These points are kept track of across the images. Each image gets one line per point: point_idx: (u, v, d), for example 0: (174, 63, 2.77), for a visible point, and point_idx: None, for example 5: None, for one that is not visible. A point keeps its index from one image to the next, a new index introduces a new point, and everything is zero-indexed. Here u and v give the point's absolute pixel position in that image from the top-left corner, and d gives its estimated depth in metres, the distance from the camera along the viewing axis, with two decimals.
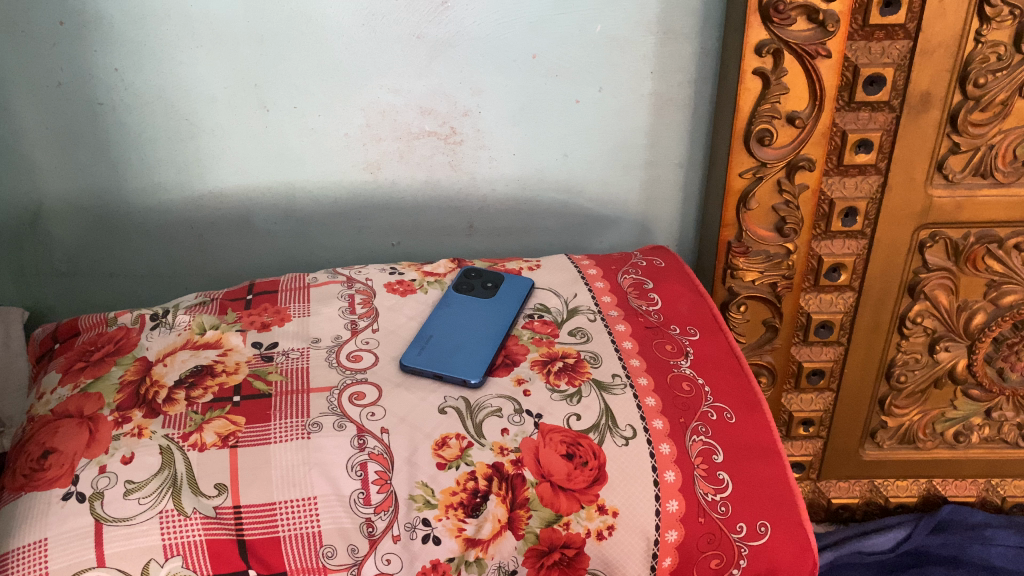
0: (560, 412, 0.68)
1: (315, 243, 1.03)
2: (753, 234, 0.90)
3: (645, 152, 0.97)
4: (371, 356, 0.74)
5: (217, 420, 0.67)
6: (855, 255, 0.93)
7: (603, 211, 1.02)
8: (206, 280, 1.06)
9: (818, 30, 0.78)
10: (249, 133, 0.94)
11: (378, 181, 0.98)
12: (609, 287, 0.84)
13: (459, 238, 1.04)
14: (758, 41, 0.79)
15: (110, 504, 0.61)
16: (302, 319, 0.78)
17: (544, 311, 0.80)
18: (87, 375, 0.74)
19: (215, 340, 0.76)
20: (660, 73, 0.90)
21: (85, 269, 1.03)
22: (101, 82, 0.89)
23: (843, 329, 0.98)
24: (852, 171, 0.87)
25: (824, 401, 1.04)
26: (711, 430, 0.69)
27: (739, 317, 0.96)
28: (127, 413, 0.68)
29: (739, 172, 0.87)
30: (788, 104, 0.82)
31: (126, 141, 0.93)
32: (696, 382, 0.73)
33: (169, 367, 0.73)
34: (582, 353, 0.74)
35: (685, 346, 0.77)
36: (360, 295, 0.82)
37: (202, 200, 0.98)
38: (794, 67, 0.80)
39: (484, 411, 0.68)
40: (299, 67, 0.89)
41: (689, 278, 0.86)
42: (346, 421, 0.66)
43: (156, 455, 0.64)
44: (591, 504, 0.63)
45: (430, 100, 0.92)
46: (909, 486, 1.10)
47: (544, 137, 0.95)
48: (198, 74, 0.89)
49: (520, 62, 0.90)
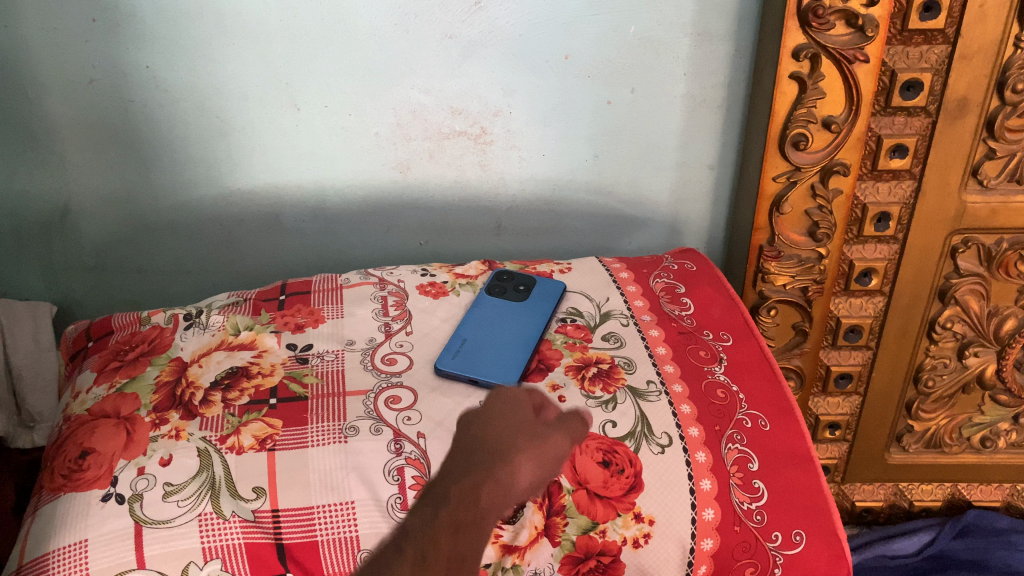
0: (596, 419, 0.68)
1: (343, 241, 1.03)
2: (786, 238, 0.90)
3: (676, 154, 0.96)
4: (405, 359, 0.74)
5: (254, 423, 0.67)
6: (887, 260, 0.92)
7: (633, 212, 1.01)
8: (234, 277, 1.06)
9: (857, 35, 0.77)
10: (280, 131, 0.94)
11: (407, 181, 0.98)
12: (642, 290, 0.83)
13: (487, 238, 1.04)
14: (795, 45, 0.78)
15: (149, 507, 0.61)
16: (336, 321, 0.78)
17: (577, 315, 0.79)
18: (122, 375, 0.74)
19: (250, 341, 0.76)
20: (694, 75, 0.90)
21: (114, 264, 1.03)
22: (133, 80, 0.89)
23: (872, 333, 0.98)
24: (886, 176, 0.87)
25: (851, 405, 1.04)
26: (747, 438, 0.69)
27: (769, 321, 0.96)
28: (164, 414, 0.69)
29: (773, 175, 0.86)
30: (824, 109, 0.82)
31: (157, 138, 0.93)
32: (730, 389, 0.73)
33: (205, 367, 0.73)
34: (616, 359, 0.74)
35: (718, 352, 0.76)
36: (392, 297, 0.82)
37: (230, 197, 0.99)
38: (831, 71, 0.79)
39: None
40: (332, 65, 0.89)
41: (721, 282, 0.86)
42: (382, 425, 0.66)
43: (194, 457, 0.65)
44: (627, 512, 0.63)
45: (462, 100, 0.92)
46: (934, 490, 1.09)
47: (575, 138, 0.95)
48: (230, 71, 0.89)
49: (552, 63, 0.89)
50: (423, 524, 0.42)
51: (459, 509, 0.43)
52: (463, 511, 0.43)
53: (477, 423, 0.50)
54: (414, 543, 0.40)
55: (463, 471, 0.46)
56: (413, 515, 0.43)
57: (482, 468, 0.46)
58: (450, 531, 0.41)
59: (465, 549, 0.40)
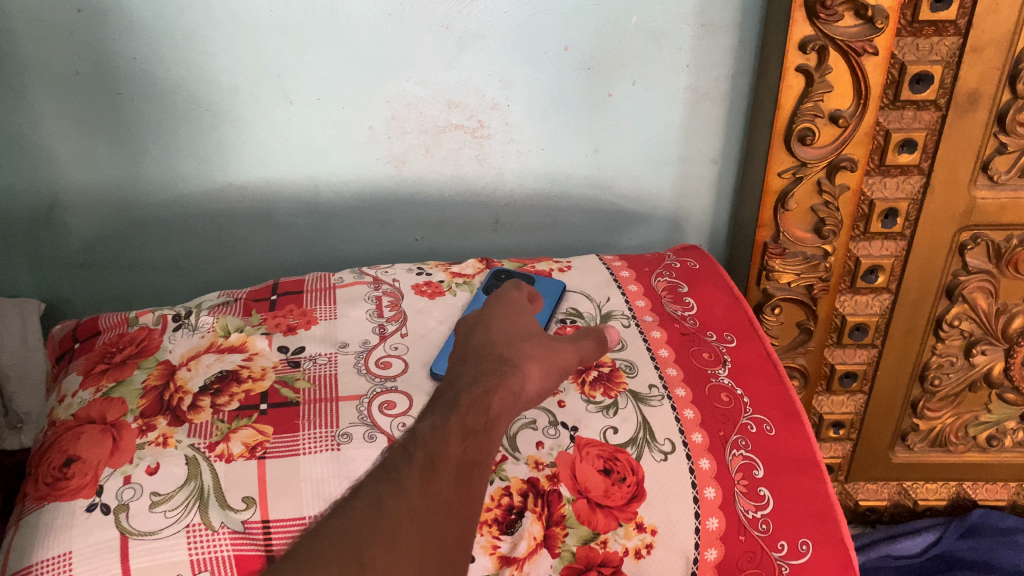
0: (597, 424, 0.66)
1: (338, 237, 1.01)
2: (791, 234, 0.87)
3: (678, 148, 0.93)
4: (400, 362, 0.71)
5: (244, 430, 0.65)
6: (894, 257, 0.90)
7: (634, 207, 0.99)
8: (226, 274, 1.04)
9: (866, 26, 0.75)
10: (273, 125, 0.91)
11: (402, 175, 0.96)
12: (643, 290, 0.81)
13: (485, 234, 1.01)
14: (802, 37, 0.76)
15: (135, 517, 0.59)
16: (328, 322, 0.76)
17: (577, 316, 0.77)
18: (109, 379, 0.72)
19: (240, 343, 0.74)
20: (697, 67, 0.87)
21: (103, 261, 1.01)
22: (121, 72, 0.86)
23: (878, 332, 0.96)
24: (894, 171, 0.84)
25: (855, 404, 1.02)
26: (751, 444, 0.67)
27: (773, 320, 0.94)
28: (152, 420, 0.67)
29: (778, 171, 0.84)
30: (831, 103, 0.79)
31: (146, 131, 0.91)
32: (734, 393, 0.71)
33: (193, 371, 0.71)
34: (617, 362, 0.72)
35: (722, 354, 0.74)
36: (387, 297, 0.79)
37: (222, 192, 0.96)
38: (838, 64, 0.77)
39: (519, 423, 0.66)
40: (325, 57, 0.86)
41: (724, 280, 0.83)
42: (376, 432, 0.64)
43: (182, 465, 0.63)
44: (629, 523, 0.61)
45: (458, 93, 0.89)
46: (939, 489, 1.08)
47: (574, 132, 0.93)
48: (220, 63, 0.86)
49: (552, 55, 0.87)
50: (434, 429, 0.53)
51: (470, 414, 0.56)
52: (470, 419, 0.56)
53: (486, 332, 0.66)
54: (425, 450, 0.51)
55: (476, 377, 0.60)
56: (426, 421, 0.55)
57: (496, 374, 0.60)
58: (456, 441, 0.53)
59: (471, 457, 0.53)
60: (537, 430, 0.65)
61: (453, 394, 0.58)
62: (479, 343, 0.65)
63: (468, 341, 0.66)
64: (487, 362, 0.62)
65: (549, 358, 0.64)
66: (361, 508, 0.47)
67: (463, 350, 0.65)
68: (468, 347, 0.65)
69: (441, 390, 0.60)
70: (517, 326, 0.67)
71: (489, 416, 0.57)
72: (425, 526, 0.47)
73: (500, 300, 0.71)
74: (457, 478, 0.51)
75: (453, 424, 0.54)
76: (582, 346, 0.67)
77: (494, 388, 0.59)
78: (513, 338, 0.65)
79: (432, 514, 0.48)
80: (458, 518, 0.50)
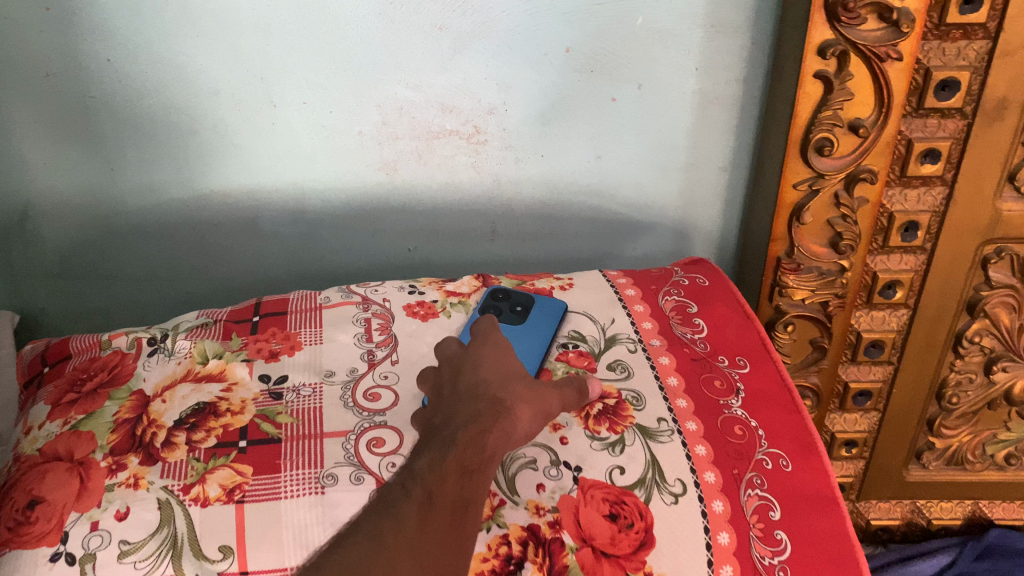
0: (602, 464, 0.61)
1: (326, 247, 0.96)
2: (805, 249, 0.82)
3: (685, 155, 0.88)
4: (390, 394, 0.67)
5: (221, 470, 0.60)
6: (913, 272, 0.85)
7: (638, 216, 0.94)
8: (210, 284, 0.99)
9: (891, 29, 0.69)
10: (256, 130, 0.86)
11: (394, 182, 0.91)
12: (650, 311, 0.76)
13: (481, 243, 0.96)
14: (822, 41, 0.70)
15: (103, 568, 0.54)
16: (314, 348, 0.71)
17: (579, 340, 0.72)
18: (78, 410, 0.67)
19: (218, 372, 0.69)
20: (706, 69, 0.82)
21: (79, 271, 0.96)
22: (94, 74, 0.81)
23: (894, 348, 0.91)
24: (915, 182, 0.79)
25: (869, 421, 0.97)
26: (768, 482, 0.62)
27: (786, 337, 0.89)
28: (122, 459, 0.62)
29: (794, 183, 0.79)
30: (851, 111, 0.74)
31: (122, 137, 0.85)
32: (749, 425, 0.66)
33: (168, 403, 0.66)
34: (623, 393, 0.67)
35: (735, 381, 0.70)
36: (377, 319, 0.75)
37: (204, 200, 0.91)
38: (859, 70, 0.72)
39: (518, 462, 0.61)
40: (310, 58, 0.81)
41: (736, 298, 0.78)
42: (364, 473, 0.60)
43: (154, 510, 0.58)
44: (637, 572, 0.55)
45: (453, 97, 0.84)
46: (954, 507, 1.04)
47: (576, 138, 0.87)
48: (199, 65, 0.81)
49: (553, 56, 0.81)
50: (432, 465, 0.50)
51: (467, 450, 0.53)
52: (467, 456, 0.52)
53: (474, 368, 0.60)
54: (422, 485, 0.49)
55: (472, 415, 0.55)
56: (423, 456, 0.52)
57: (491, 415, 0.56)
58: (454, 477, 0.51)
59: (467, 494, 0.50)
60: (537, 470, 0.60)
61: (449, 430, 0.54)
62: (468, 381, 0.59)
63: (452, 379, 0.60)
64: (479, 399, 0.57)
65: (540, 402, 0.59)
66: (359, 544, 0.45)
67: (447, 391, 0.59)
68: (453, 383, 0.60)
69: (435, 425, 0.55)
70: (508, 363, 0.62)
71: (485, 456, 0.53)
72: (424, 563, 0.45)
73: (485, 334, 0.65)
74: (454, 515, 0.49)
75: (451, 460, 0.51)
76: (566, 393, 0.63)
77: (490, 429, 0.55)
78: (506, 379, 0.60)
79: (432, 550, 0.46)
80: (456, 555, 0.48)
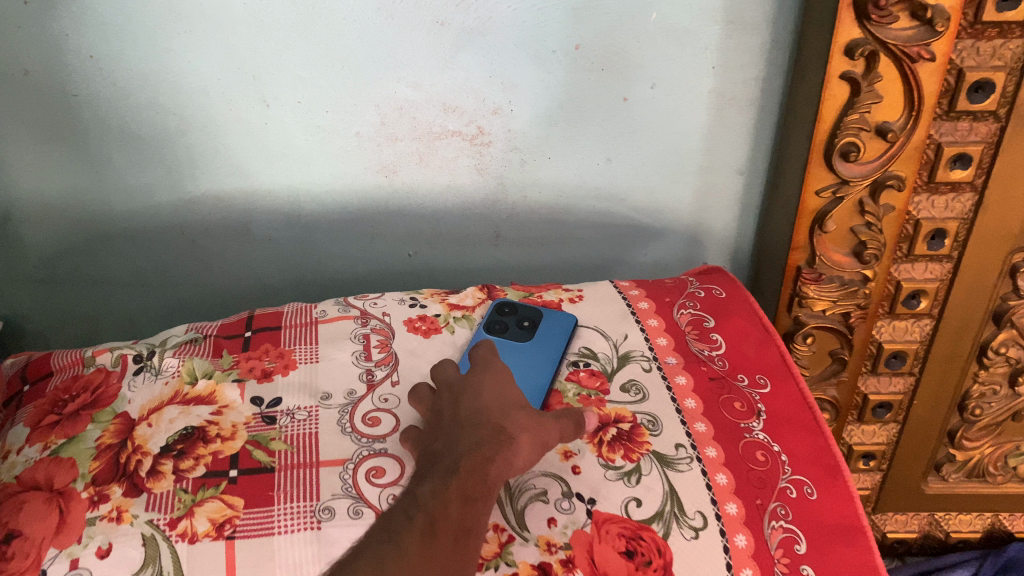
0: (618, 496, 0.57)
1: (322, 252, 0.92)
2: (827, 259, 0.79)
3: (700, 157, 0.84)
4: (390, 418, 0.63)
5: (210, 503, 0.56)
6: (938, 281, 0.81)
7: (649, 221, 0.90)
8: (202, 290, 0.94)
9: (923, 28, 0.65)
10: (248, 130, 0.81)
11: (393, 185, 0.86)
12: (664, 325, 0.72)
13: (484, 248, 0.92)
14: (849, 41, 0.66)
15: None
16: (309, 367, 0.67)
17: (590, 358, 0.68)
18: (59, 434, 0.63)
19: (208, 393, 0.65)
20: (724, 68, 0.78)
21: (65, 277, 0.91)
22: (76, 72, 0.76)
23: (916, 360, 0.87)
24: (943, 188, 0.75)
25: (888, 433, 0.94)
26: (792, 513, 0.58)
27: (805, 349, 0.85)
28: (104, 489, 0.57)
29: (816, 189, 0.75)
30: (878, 114, 0.70)
31: (107, 137, 0.81)
32: (771, 451, 0.62)
33: (155, 428, 0.62)
34: (639, 417, 0.63)
35: (756, 402, 0.66)
36: (376, 336, 0.71)
37: (195, 204, 0.87)
38: (889, 71, 0.68)
39: (528, 494, 0.57)
40: (304, 55, 0.76)
41: (754, 311, 0.74)
42: (363, 506, 0.56)
43: (138, 547, 0.53)
44: None
45: (456, 97, 0.80)
46: (973, 520, 1.00)
47: (585, 140, 0.83)
48: (187, 62, 0.76)
49: (561, 54, 0.77)
50: (435, 492, 0.48)
51: (470, 479, 0.50)
52: (469, 484, 0.49)
53: (476, 395, 0.57)
54: (425, 512, 0.47)
55: (474, 443, 0.52)
56: (425, 480, 0.49)
57: (492, 445, 0.52)
58: (457, 505, 0.48)
59: (469, 523, 0.48)
60: (548, 503, 0.56)
61: (450, 459, 0.51)
62: (467, 409, 0.56)
63: (450, 407, 0.57)
64: (480, 427, 0.54)
65: (541, 432, 0.56)
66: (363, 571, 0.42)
67: (444, 420, 0.56)
68: (453, 409, 0.57)
69: (435, 454, 0.52)
70: (507, 392, 0.58)
71: (488, 484, 0.51)
72: None
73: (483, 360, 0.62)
74: (455, 545, 0.46)
75: (455, 486, 0.49)
76: (563, 423, 0.58)
77: (492, 457, 0.52)
78: (506, 407, 0.56)
79: None
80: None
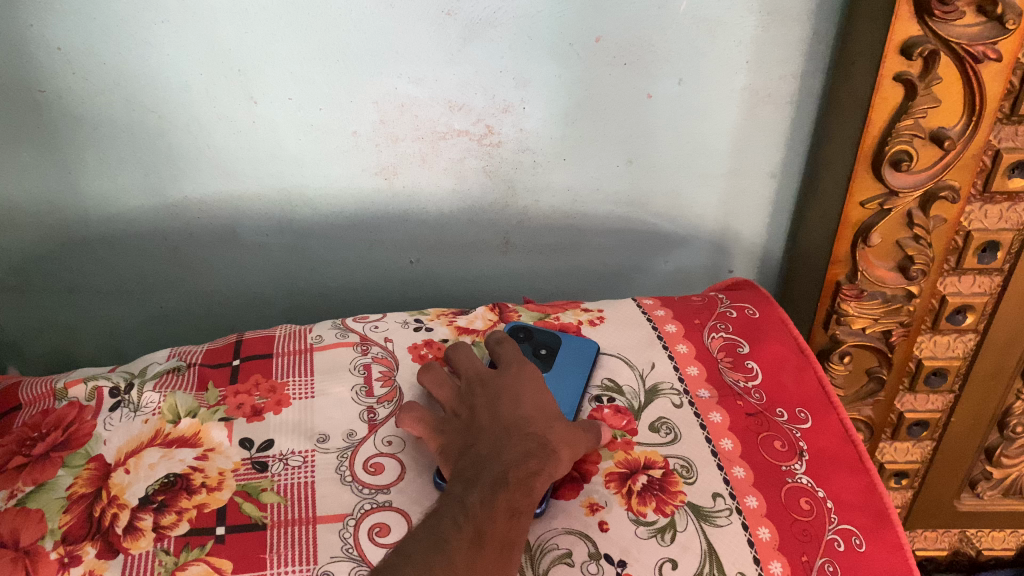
0: (651, 557, 0.51)
1: (317, 259, 0.85)
2: (871, 274, 0.72)
3: (728, 159, 0.78)
4: (394, 465, 0.56)
5: (195, 566, 0.50)
6: (987, 295, 0.75)
7: (671, 227, 0.83)
8: (188, 300, 0.88)
9: (991, 25, 0.58)
10: (234, 130, 0.74)
11: (393, 189, 0.79)
12: (695, 352, 0.66)
13: (492, 256, 0.86)
14: (907, 39, 0.59)
15: None
16: (304, 403, 0.61)
17: (615, 392, 0.63)
18: (26, 480, 0.55)
19: (192, 434, 0.59)
20: (759, 64, 0.71)
21: (39, 285, 0.84)
22: (42, 66, 0.68)
23: (957, 376, 0.81)
24: (998, 198, 0.69)
25: (922, 451, 0.88)
26: (841, 569, 0.51)
27: (841, 369, 0.79)
28: (76, 549, 0.51)
29: (861, 200, 0.68)
30: (934, 119, 0.63)
31: (80, 137, 0.73)
32: (816, 496, 0.55)
33: (133, 475, 0.56)
34: (671, 462, 0.57)
35: (797, 440, 0.59)
36: (378, 366, 0.64)
37: (178, 208, 0.80)
38: (948, 72, 0.61)
39: (551, 556, 0.51)
40: (296, 48, 0.69)
41: (791, 334, 0.68)
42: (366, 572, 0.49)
43: None
44: None
45: (462, 93, 0.72)
46: (1006, 537, 0.95)
47: (604, 140, 0.76)
48: (166, 56, 0.69)
49: (580, 47, 0.70)
50: (483, 500, 0.46)
51: (518, 491, 0.48)
52: (517, 497, 0.47)
53: (515, 402, 0.54)
54: (473, 521, 0.45)
55: (520, 456, 0.50)
56: (473, 488, 0.47)
57: (539, 458, 0.50)
58: (505, 516, 0.46)
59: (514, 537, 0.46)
60: (574, 566, 0.50)
61: (496, 465, 0.49)
62: (507, 413, 0.53)
63: (483, 408, 0.54)
64: (526, 438, 0.51)
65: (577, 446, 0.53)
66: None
67: (475, 420, 0.54)
68: (485, 411, 0.54)
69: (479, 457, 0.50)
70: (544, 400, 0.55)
71: (532, 499, 0.48)
72: None
73: (511, 361, 0.59)
74: (501, 557, 0.44)
75: (503, 497, 0.47)
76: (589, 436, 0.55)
77: (538, 471, 0.49)
78: (546, 417, 0.54)
79: None
80: None
